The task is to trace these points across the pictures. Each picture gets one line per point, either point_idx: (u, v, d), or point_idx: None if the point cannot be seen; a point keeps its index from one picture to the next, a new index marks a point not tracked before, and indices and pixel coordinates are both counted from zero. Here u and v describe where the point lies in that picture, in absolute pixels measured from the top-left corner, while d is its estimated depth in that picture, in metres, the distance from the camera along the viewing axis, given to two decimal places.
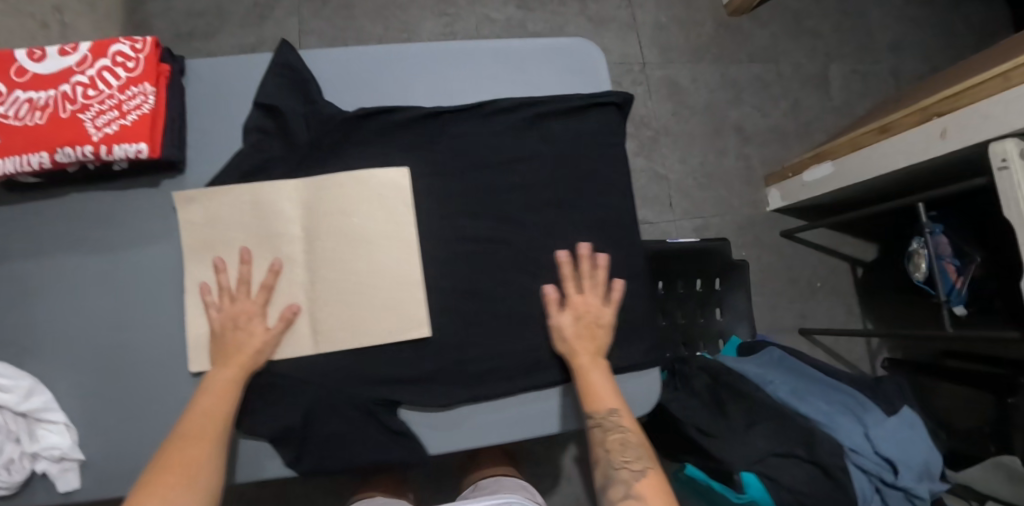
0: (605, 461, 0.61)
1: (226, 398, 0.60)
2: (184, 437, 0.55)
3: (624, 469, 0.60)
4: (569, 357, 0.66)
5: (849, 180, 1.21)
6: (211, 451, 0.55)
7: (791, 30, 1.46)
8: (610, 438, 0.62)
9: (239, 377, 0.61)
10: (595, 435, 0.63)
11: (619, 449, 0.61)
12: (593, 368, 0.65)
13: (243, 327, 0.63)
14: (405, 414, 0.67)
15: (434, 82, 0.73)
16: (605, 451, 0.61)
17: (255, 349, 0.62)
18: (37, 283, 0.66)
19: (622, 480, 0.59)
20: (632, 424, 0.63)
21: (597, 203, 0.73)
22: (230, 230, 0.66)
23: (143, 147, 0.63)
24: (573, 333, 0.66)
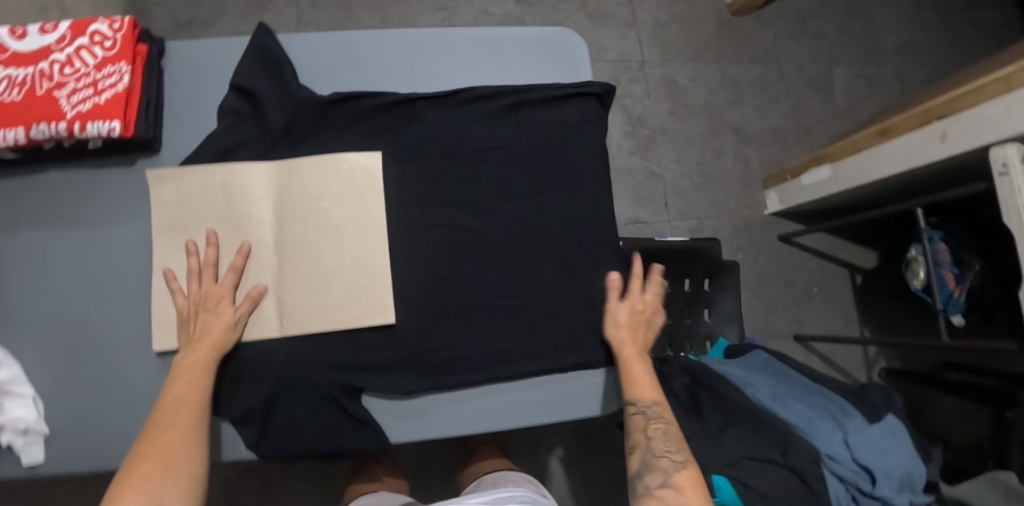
0: (645, 448, 0.62)
1: (200, 380, 0.59)
2: (156, 426, 0.55)
3: (665, 458, 0.61)
4: (621, 346, 0.66)
5: (847, 184, 1.17)
6: (186, 436, 0.55)
7: (795, 30, 1.44)
8: (652, 426, 0.63)
9: (213, 357, 0.60)
10: (636, 421, 0.63)
11: (661, 438, 0.62)
12: (640, 360, 0.66)
13: (209, 310, 0.62)
14: (367, 401, 0.65)
15: (412, 69, 0.73)
16: (648, 438, 0.62)
17: (220, 327, 0.61)
18: (11, 258, 0.67)
19: (662, 468, 0.60)
20: (669, 417, 0.64)
21: (572, 194, 0.72)
22: (199, 211, 0.66)
23: (116, 125, 0.63)
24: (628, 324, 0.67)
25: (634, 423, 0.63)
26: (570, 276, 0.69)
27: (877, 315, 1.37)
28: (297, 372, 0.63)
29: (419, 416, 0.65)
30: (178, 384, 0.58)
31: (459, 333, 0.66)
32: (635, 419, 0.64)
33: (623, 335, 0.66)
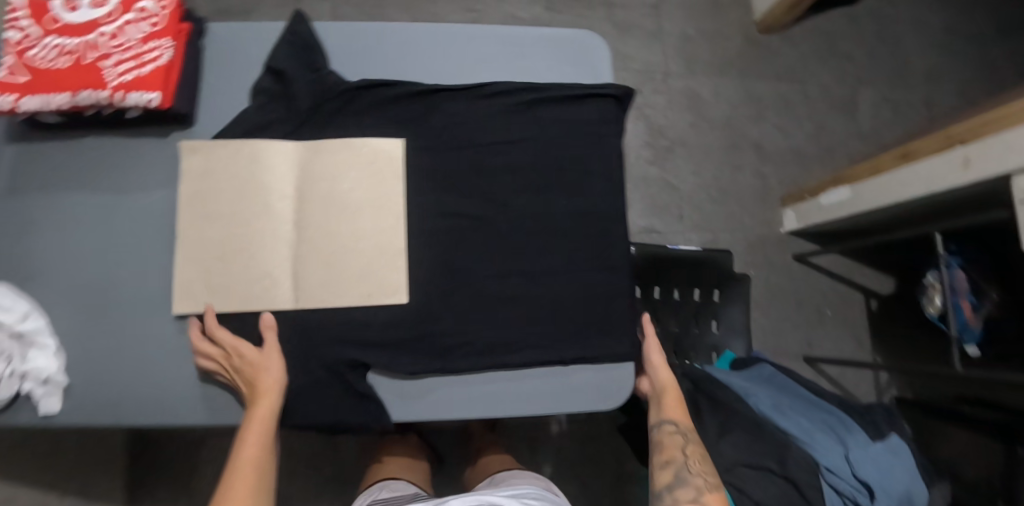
0: (679, 464, 0.65)
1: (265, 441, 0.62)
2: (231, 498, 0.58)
3: (700, 476, 0.64)
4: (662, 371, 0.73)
5: (867, 205, 1.16)
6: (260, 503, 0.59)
7: (822, 51, 1.44)
8: (689, 446, 0.67)
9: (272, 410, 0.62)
10: (675, 440, 0.67)
11: (696, 458, 0.66)
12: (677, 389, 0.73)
13: (249, 360, 0.63)
14: (373, 378, 0.66)
15: (438, 62, 0.76)
16: (684, 455, 0.66)
17: (267, 375, 0.62)
18: (47, 216, 0.70)
19: (695, 485, 0.63)
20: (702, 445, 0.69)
21: (585, 192, 0.73)
22: (222, 181, 0.68)
23: (155, 96, 0.66)
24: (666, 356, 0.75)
25: (673, 441, 0.67)
26: (578, 271, 0.70)
27: (890, 342, 1.36)
28: (306, 343, 0.65)
29: (421, 398, 0.66)
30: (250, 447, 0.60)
31: (465, 319, 0.67)
32: (673, 438, 0.68)
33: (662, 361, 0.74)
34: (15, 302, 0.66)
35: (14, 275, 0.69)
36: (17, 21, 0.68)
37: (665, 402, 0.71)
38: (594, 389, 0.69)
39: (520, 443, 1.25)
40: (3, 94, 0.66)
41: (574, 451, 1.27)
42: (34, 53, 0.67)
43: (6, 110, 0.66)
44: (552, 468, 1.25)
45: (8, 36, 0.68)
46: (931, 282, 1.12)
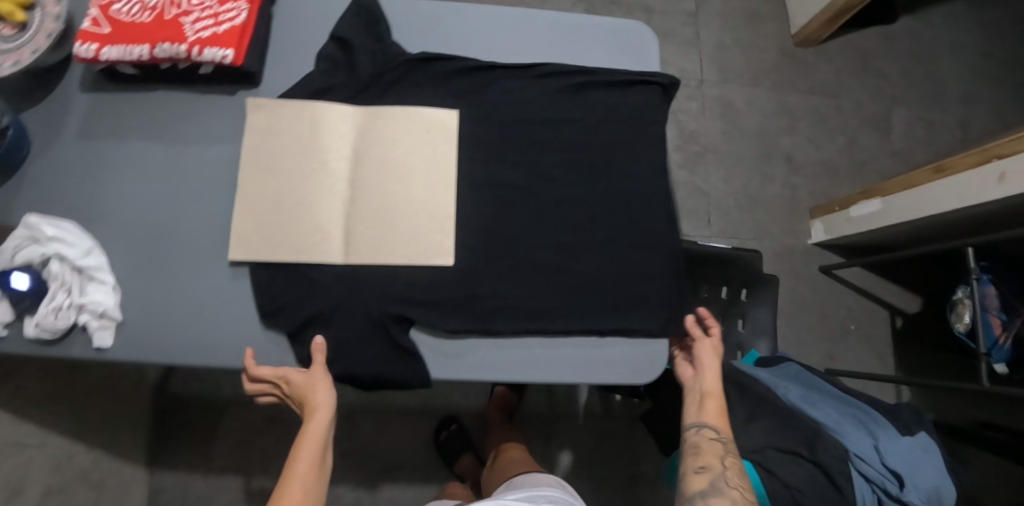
0: (716, 473, 0.64)
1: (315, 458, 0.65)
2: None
3: (737, 490, 0.62)
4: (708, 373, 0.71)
5: (898, 218, 1.17)
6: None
7: (857, 68, 1.46)
8: (729, 456, 0.65)
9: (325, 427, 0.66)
10: (714, 446, 0.65)
11: (734, 471, 0.64)
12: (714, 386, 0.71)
13: (299, 384, 0.65)
14: (415, 335, 0.69)
15: (494, 42, 0.79)
16: (723, 465, 0.64)
17: (321, 392, 0.65)
18: (115, 161, 0.74)
19: (731, 499, 0.61)
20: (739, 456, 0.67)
21: (629, 173, 0.75)
22: (283, 138, 0.71)
23: (229, 53, 0.69)
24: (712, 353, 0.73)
25: (712, 448, 0.65)
26: (619, 248, 0.72)
27: (912, 360, 1.35)
28: (352, 294, 0.68)
29: (460, 359, 0.68)
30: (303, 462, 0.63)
31: (508, 284, 0.69)
32: (712, 444, 0.66)
33: (709, 358, 0.72)
34: (78, 238, 0.69)
35: (79, 214, 0.73)
36: None
37: (709, 407, 0.69)
38: (626, 364, 0.70)
39: (535, 434, 1.26)
40: (86, 43, 0.70)
41: (588, 447, 1.27)
42: (119, 8, 0.71)
43: (89, 59, 0.70)
44: (565, 463, 1.25)
45: None
46: (961, 298, 1.13)
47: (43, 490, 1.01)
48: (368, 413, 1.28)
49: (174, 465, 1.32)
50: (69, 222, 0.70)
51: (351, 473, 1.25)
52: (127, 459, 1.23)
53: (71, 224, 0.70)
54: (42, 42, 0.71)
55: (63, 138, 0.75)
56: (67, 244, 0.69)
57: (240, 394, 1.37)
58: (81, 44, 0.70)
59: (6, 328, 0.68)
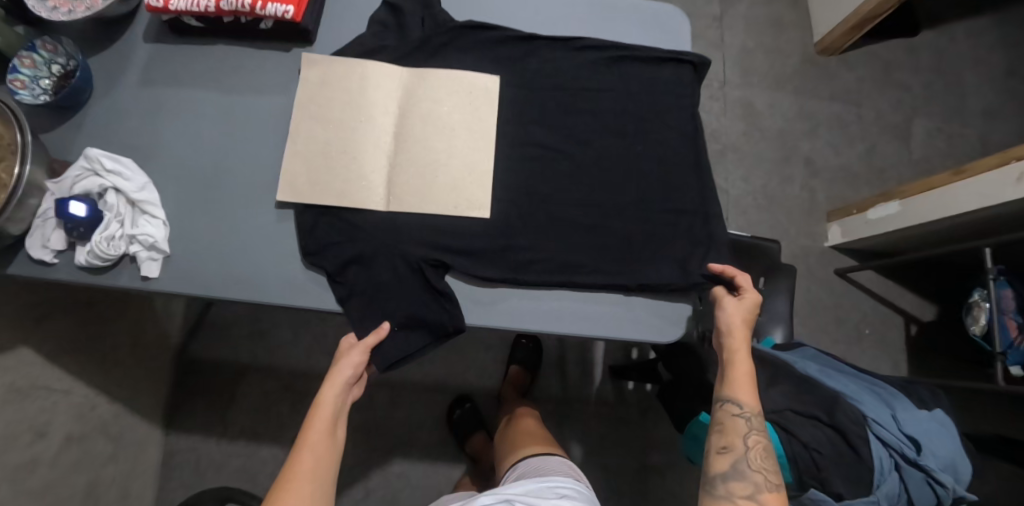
0: (738, 454, 0.64)
1: (329, 428, 0.66)
2: (286, 482, 0.61)
3: (760, 473, 0.63)
4: (728, 342, 0.68)
5: (915, 221, 1.20)
6: (320, 487, 0.63)
7: (878, 78, 1.49)
8: (753, 437, 0.64)
9: (341, 398, 0.67)
10: (738, 426, 0.65)
11: (758, 452, 0.64)
12: (740, 359, 0.68)
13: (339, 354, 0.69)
14: (451, 280, 0.72)
15: (536, 14, 0.83)
16: (747, 447, 0.64)
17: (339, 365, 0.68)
18: (171, 108, 0.79)
19: (753, 482, 0.63)
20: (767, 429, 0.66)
21: (662, 143, 0.78)
22: (333, 91, 0.75)
23: (290, 9, 0.74)
24: (736, 323, 0.69)
25: (735, 427, 0.65)
26: (647, 212, 0.75)
27: (925, 366, 1.35)
28: (392, 238, 0.71)
29: (491, 307, 0.71)
30: (314, 430, 0.64)
31: (541, 240, 0.72)
32: (735, 423, 0.65)
33: (738, 328, 0.69)
34: (135, 173, 0.73)
35: (136, 153, 0.77)
36: None
37: (733, 381, 0.67)
38: (651, 321, 0.73)
39: (547, 417, 1.27)
40: None
41: (600, 434, 1.28)
42: None
43: (158, 8, 0.75)
44: (576, 448, 1.26)
45: None
46: (977, 301, 1.14)
47: (65, 436, 1.03)
48: (384, 385, 1.30)
49: (189, 429, 1.34)
50: (127, 158, 0.73)
51: (366, 443, 1.27)
52: (145, 417, 1.26)
53: (128, 160, 0.73)
54: None
55: (125, 84, 0.80)
56: (124, 178, 0.72)
57: (258, 362, 1.39)
58: None
59: (57, 258, 0.74)
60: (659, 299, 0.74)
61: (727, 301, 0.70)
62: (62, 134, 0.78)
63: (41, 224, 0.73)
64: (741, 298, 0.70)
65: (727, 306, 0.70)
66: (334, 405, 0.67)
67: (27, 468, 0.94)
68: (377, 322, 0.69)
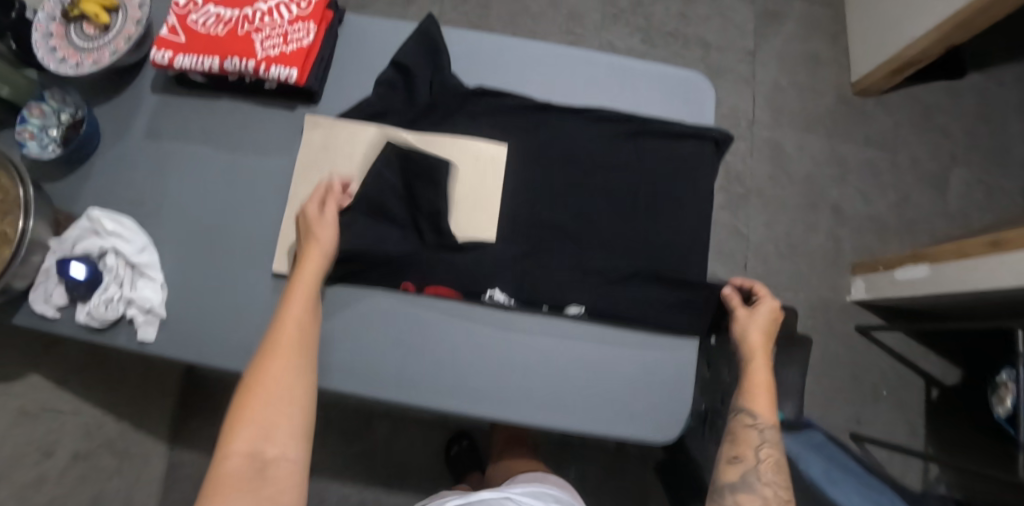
0: (750, 465, 0.63)
1: (308, 302, 0.62)
2: (271, 351, 0.58)
3: (768, 487, 0.61)
4: (747, 349, 0.69)
5: (944, 289, 1.13)
6: (304, 350, 0.60)
7: (917, 122, 1.41)
8: (765, 449, 0.63)
9: (317, 277, 0.64)
10: (751, 436, 0.64)
11: (770, 465, 0.63)
12: (761, 368, 0.68)
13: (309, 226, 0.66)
14: (434, 374, 0.70)
15: (551, 79, 0.79)
16: (758, 458, 0.63)
17: (320, 241, 0.65)
18: (173, 163, 0.78)
19: (763, 495, 0.61)
20: (781, 443, 0.65)
21: (676, 225, 0.74)
22: (337, 156, 0.73)
23: (293, 73, 0.72)
24: (759, 331, 0.69)
25: (748, 437, 0.65)
26: (653, 299, 0.71)
27: (945, 432, 1.29)
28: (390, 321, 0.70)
29: (487, 399, 0.69)
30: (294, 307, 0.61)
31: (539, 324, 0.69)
32: (748, 433, 0.65)
33: (763, 338, 0.68)
34: (135, 234, 0.73)
35: (138, 211, 0.76)
36: None
37: (752, 392, 0.67)
38: (650, 417, 0.70)
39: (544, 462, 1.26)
40: (162, 50, 0.74)
41: (597, 481, 1.26)
42: (195, 18, 0.75)
43: (163, 65, 0.74)
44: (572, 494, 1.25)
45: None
46: (1005, 381, 1.08)
47: (70, 453, 1.06)
48: (385, 416, 1.31)
49: (195, 443, 1.37)
50: (127, 219, 0.73)
51: (362, 472, 1.28)
52: (152, 433, 1.29)
53: (129, 220, 0.73)
54: (121, 45, 0.75)
55: (132, 136, 0.79)
56: (124, 239, 0.72)
57: None
58: (158, 51, 0.74)
59: (59, 312, 0.74)
60: (664, 385, 0.71)
61: (747, 312, 0.70)
62: (67, 186, 0.78)
63: (44, 279, 0.73)
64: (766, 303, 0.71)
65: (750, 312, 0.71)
66: (309, 280, 0.64)
67: (32, 487, 0.96)
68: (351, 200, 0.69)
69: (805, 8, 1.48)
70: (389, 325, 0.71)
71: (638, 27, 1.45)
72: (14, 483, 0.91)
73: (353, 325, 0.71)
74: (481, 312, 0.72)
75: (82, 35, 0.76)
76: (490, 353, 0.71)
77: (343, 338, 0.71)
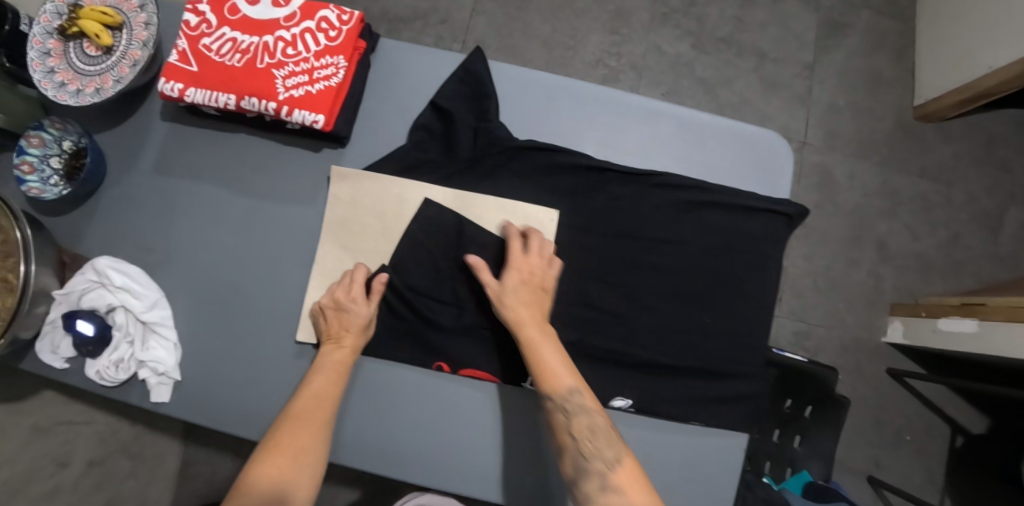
0: (575, 450, 0.59)
1: (339, 380, 0.62)
2: (299, 420, 0.58)
3: (598, 461, 0.57)
4: (518, 330, 0.61)
5: (990, 350, 1.03)
6: (324, 423, 0.59)
7: (977, 154, 1.32)
8: (581, 425, 0.59)
9: (350, 361, 0.64)
10: (562, 421, 0.59)
11: (588, 437, 0.58)
12: (542, 342, 0.61)
13: (357, 316, 0.63)
14: (467, 459, 0.65)
15: (609, 135, 0.71)
16: (576, 440, 0.58)
17: (358, 331, 0.64)
18: (184, 202, 0.70)
19: (597, 471, 0.57)
20: (596, 407, 0.60)
21: (733, 312, 0.69)
22: (366, 216, 0.67)
23: (319, 119, 0.63)
24: (519, 303, 0.62)
25: (563, 423, 0.59)
26: (697, 392, 0.68)
27: (962, 484, 1.22)
28: (422, 404, 0.66)
29: (515, 490, 0.65)
30: (318, 384, 0.61)
31: None
32: (562, 419, 0.59)
33: (520, 307, 0.62)
34: (146, 289, 0.67)
35: (147, 258, 0.70)
36: (197, 6, 0.67)
37: (544, 373, 0.60)
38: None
39: None
40: (171, 81, 0.65)
41: None
42: (208, 43, 0.65)
43: (173, 97, 0.66)
44: None
45: (186, 18, 0.66)
46: None
47: (85, 460, 0.93)
48: None
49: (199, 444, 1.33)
50: (138, 271, 0.67)
51: None
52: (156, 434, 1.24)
53: (139, 273, 0.67)
54: (126, 71, 0.67)
55: (140, 170, 0.71)
56: (134, 295, 0.66)
57: None
58: (167, 81, 0.65)
59: (68, 362, 0.68)
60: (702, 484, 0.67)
61: (499, 282, 0.63)
62: (70, 220, 0.71)
63: (50, 330, 0.66)
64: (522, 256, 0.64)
65: (505, 282, 0.63)
66: (340, 363, 0.63)
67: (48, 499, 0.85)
68: (380, 269, 0.66)
69: (872, 21, 1.38)
70: (418, 399, 0.66)
71: (689, 30, 1.34)
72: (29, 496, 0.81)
73: (379, 399, 0.66)
74: (521, 399, 0.66)
75: (83, 56, 0.67)
76: (524, 440, 0.66)
77: (366, 412, 0.66)
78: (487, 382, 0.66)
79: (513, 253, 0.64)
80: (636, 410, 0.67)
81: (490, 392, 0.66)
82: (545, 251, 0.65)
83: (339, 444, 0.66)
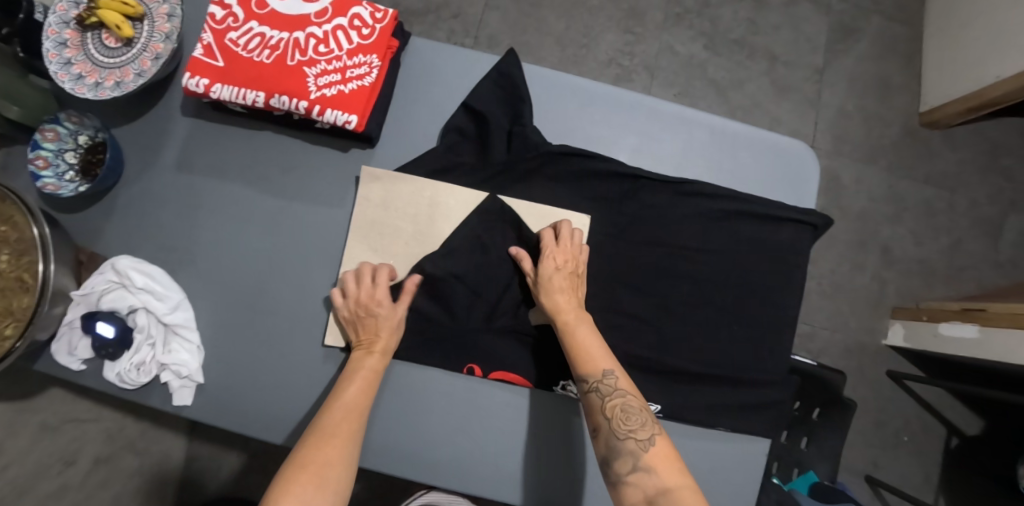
0: (608, 430, 0.58)
1: (370, 390, 0.60)
2: (326, 432, 0.56)
3: (631, 439, 0.57)
4: (555, 312, 0.62)
5: (990, 355, 1.04)
6: (350, 435, 0.57)
7: (981, 162, 1.34)
8: (614, 406, 0.58)
9: (382, 367, 0.62)
10: (595, 400, 0.59)
11: (621, 418, 0.58)
12: (578, 324, 0.62)
13: (383, 319, 0.62)
14: (499, 464, 0.65)
15: (642, 141, 0.71)
16: (609, 420, 0.58)
17: (389, 333, 0.62)
18: (206, 200, 0.69)
19: (629, 451, 0.56)
20: (630, 387, 0.60)
21: (761, 319, 0.69)
22: (398, 218, 0.66)
23: (352, 119, 0.62)
24: (556, 285, 0.62)
25: (597, 403, 0.59)
26: (724, 398, 0.68)
27: (957, 484, 1.24)
28: (453, 409, 0.66)
29: (552, 494, 0.65)
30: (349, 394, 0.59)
31: None
32: (595, 399, 0.59)
33: (558, 290, 0.62)
34: (169, 290, 0.65)
35: (168, 257, 0.68)
36: None
37: (578, 355, 0.60)
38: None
39: None
40: (196, 76, 0.63)
41: None
42: (235, 37, 0.63)
43: (197, 93, 0.63)
44: None
45: (212, 11, 0.64)
46: None
47: (92, 457, 0.90)
48: None
49: None
50: (159, 272, 0.65)
51: None
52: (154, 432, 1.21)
53: (161, 274, 0.66)
54: (149, 65, 0.64)
55: (160, 167, 0.69)
56: (156, 296, 0.64)
57: None
58: (191, 76, 0.62)
59: (85, 363, 0.66)
60: (729, 487, 0.68)
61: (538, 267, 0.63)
62: (87, 216, 0.68)
63: (67, 330, 0.64)
64: (558, 242, 0.64)
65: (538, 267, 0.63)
66: (371, 371, 0.61)
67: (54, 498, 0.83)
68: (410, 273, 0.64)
69: (882, 27, 1.39)
70: (451, 405, 0.66)
71: (702, 31, 1.34)
72: (37, 494, 0.79)
73: (412, 404, 0.65)
74: (555, 404, 0.66)
75: (102, 48, 0.64)
76: (554, 445, 0.66)
77: (395, 417, 0.65)
78: (519, 387, 0.66)
79: (549, 236, 0.64)
80: (665, 416, 0.67)
81: (523, 398, 0.66)
82: (577, 240, 0.65)
83: (368, 449, 0.65)
